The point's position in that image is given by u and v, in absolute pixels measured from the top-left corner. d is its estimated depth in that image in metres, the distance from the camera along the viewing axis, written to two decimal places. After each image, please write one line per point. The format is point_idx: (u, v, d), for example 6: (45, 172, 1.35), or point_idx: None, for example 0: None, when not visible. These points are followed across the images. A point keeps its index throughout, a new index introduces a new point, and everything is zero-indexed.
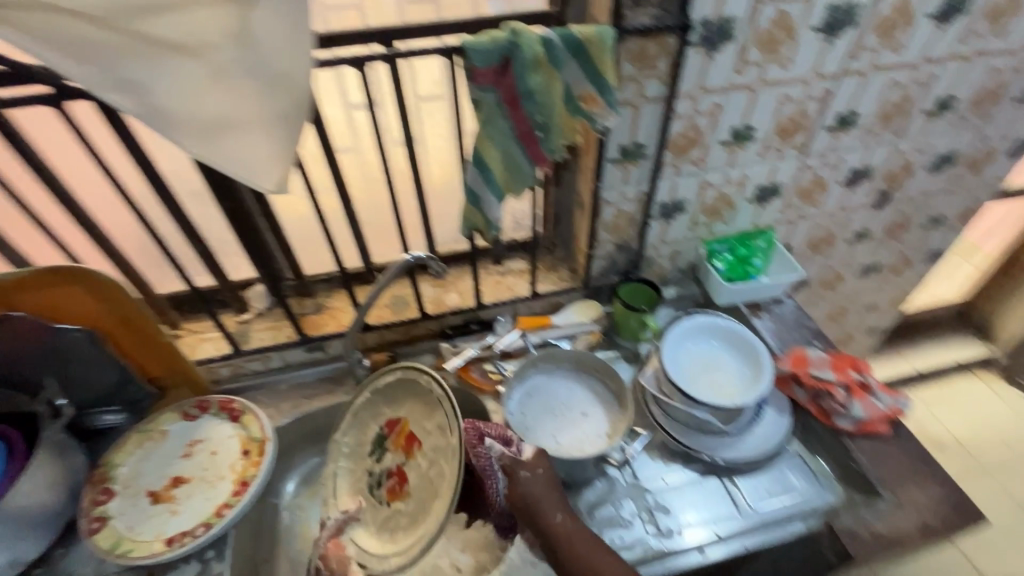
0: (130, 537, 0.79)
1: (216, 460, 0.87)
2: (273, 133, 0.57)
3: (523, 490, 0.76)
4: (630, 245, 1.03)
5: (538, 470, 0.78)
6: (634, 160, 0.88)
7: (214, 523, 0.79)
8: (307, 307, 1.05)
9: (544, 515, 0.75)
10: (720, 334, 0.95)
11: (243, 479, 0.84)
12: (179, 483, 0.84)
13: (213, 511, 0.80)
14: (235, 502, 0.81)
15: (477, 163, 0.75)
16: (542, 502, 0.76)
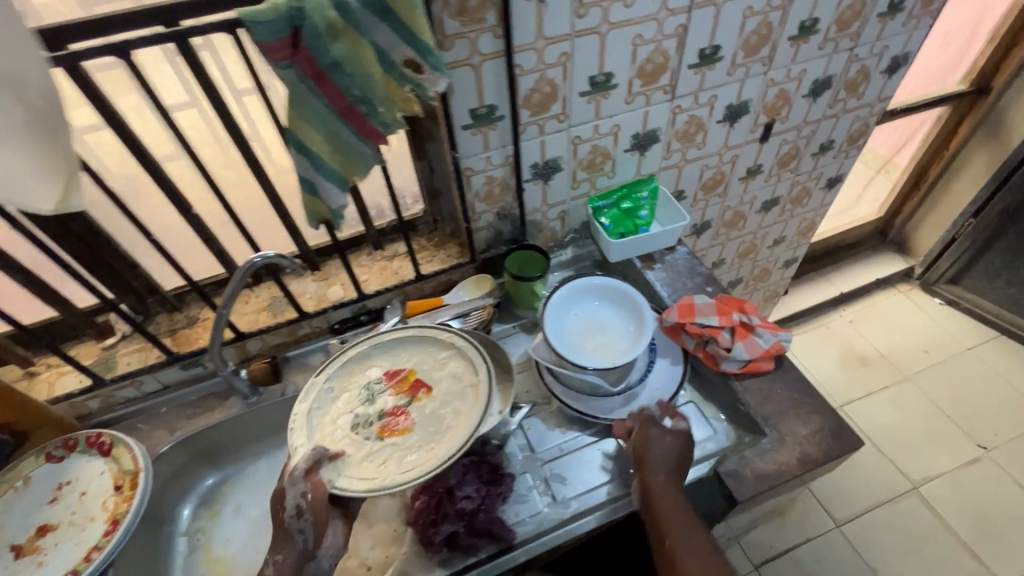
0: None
1: (85, 502, 0.81)
2: (30, 148, 0.49)
3: (642, 445, 0.76)
4: (511, 212, 0.99)
5: (667, 439, 0.77)
6: (489, 123, 0.83)
7: (82, 569, 0.74)
8: (179, 323, 0.98)
9: (651, 474, 0.73)
10: (608, 296, 0.94)
11: (114, 517, 0.78)
12: (46, 531, 0.79)
13: (83, 556, 0.75)
14: (104, 544, 0.75)
15: (299, 149, 0.69)
16: (654, 466, 0.74)
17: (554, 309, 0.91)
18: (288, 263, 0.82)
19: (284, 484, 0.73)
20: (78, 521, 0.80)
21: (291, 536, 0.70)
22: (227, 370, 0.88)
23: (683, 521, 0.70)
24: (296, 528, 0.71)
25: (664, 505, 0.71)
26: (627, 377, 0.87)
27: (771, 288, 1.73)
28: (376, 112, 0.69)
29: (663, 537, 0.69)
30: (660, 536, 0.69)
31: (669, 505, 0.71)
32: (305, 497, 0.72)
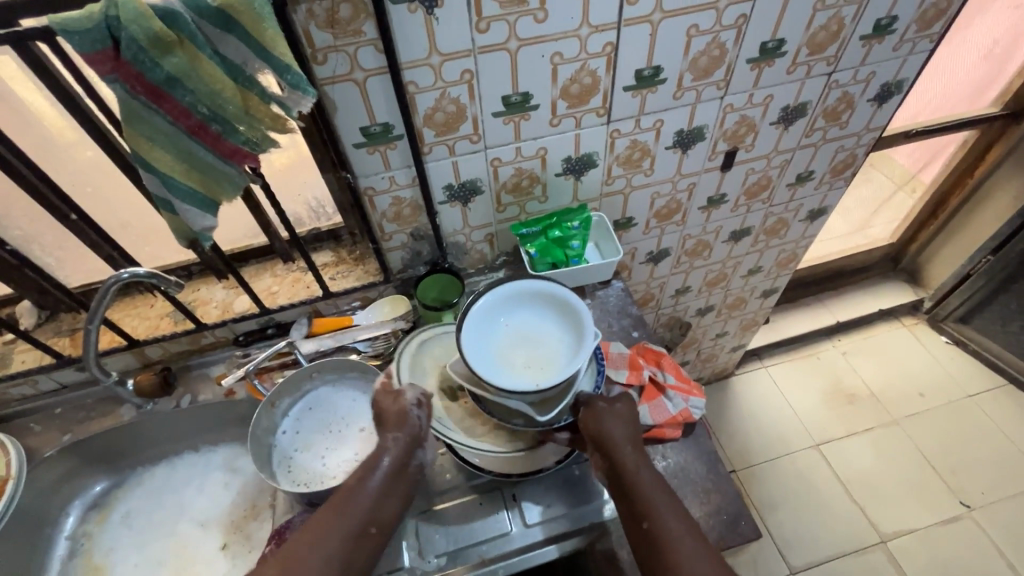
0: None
1: None
2: None
3: (598, 425, 0.70)
4: (427, 233, 0.92)
5: (623, 415, 0.72)
6: (386, 142, 0.76)
7: None
8: (81, 323, 0.95)
9: (615, 453, 0.68)
10: (550, 299, 0.80)
11: None
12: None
13: None
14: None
15: (145, 167, 0.62)
16: (616, 443, 0.69)
17: (505, 301, 0.79)
18: (162, 280, 0.77)
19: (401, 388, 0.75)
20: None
21: (409, 416, 0.73)
22: (109, 381, 0.86)
23: (660, 494, 0.65)
24: (415, 414, 0.73)
25: (637, 484, 0.66)
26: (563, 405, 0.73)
27: (749, 317, 1.61)
28: (235, 131, 0.63)
29: (644, 519, 0.63)
30: (648, 532, 0.62)
31: (640, 481, 0.66)
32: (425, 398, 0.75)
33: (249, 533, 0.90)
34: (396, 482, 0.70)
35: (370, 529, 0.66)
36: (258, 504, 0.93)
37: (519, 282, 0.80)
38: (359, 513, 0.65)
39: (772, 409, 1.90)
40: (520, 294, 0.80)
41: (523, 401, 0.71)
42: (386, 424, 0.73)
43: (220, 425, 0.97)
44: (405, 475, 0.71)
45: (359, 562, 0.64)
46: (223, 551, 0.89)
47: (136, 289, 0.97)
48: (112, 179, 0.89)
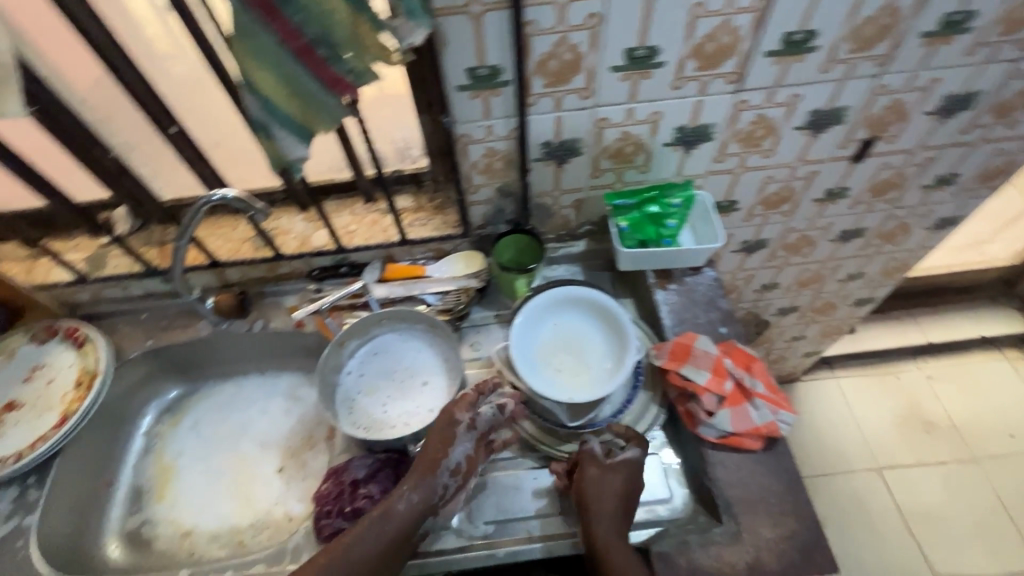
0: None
1: (50, 389, 0.86)
2: None
3: (586, 482, 0.67)
4: (514, 191, 0.86)
5: (624, 475, 0.68)
6: (491, 87, 0.69)
7: (26, 454, 0.79)
8: (169, 235, 0.97)
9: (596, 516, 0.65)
10: (597, 307, 0.77)
11: (65, 412, 0.82)
12: (13, 408, 0.84)
13: (30, 443, 0.80)
14: (50, 435, 0.80)
15: (248, 87, 0.59)
16: (601, 504, 0.65)
17: (576, 303, 0.78)
18: (249, 206, 0.77)
19: (457, 437, 0.70)
20: (40, 406, 0.85)
21: (438, 481, 0.68)
22: (191, 298, 0.89)
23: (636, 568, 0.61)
24: (442, 482, 0.68)
25: (608, 559, 0.62)
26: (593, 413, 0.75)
27: (833, 324, 1.48)
28: (341, 58, 0.59)
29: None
30: None
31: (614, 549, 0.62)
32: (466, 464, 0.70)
33: (304, 461, 0.93)
34: (403, 542, 0.65)
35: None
36: (315, 435, 0.95)
37: (592, 288, 0.77)
38: (356, 566, 0.62)
39: (835, 422, 1.78)
40: (573, 297, 0.78)
41: (554, 402, 0.72)
42: (421, 474, 0.67)
43: (287, 353, 0.99)
44: (411, 538, 0.66)
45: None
46: (280, 473, 0.92)
47: (221, 209, 0.98)
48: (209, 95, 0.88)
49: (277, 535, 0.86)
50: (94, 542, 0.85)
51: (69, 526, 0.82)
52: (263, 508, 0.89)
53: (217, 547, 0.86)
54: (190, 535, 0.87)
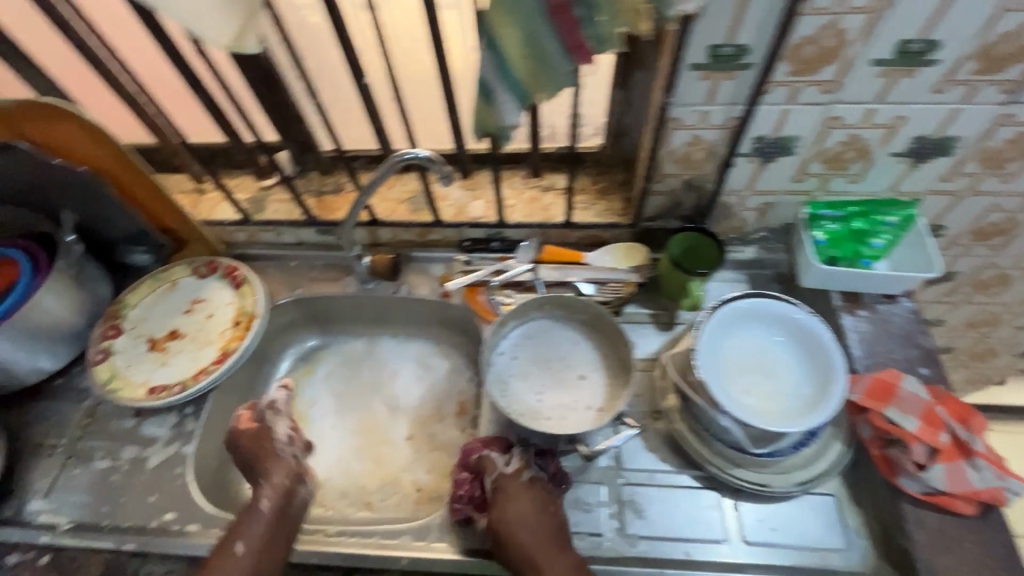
0: (123, 376, 0.83)
1: (210, 323, 0.88)
2: None
3: (503, 518, 0.65)
4: (703, 185, 0.79)
5: (528, 498, 0.67)
6: (728, 69, 0.62)
7: (189, 385, 0.81)
8: (326, 186, 0.97)
9: (525, 557, 0.63)
10: (798, 329, 0.68)
11: (224, 350, 0.84)
12: (175, 336, 0.87)
13: (192, 374, 0.82)
14: (212, 370, 0.82)
15: (488, 44, 0.56)
16: (522, 545, 0.63)
17: (772, 319, 0.69)
18: (435, 164, 0.73)
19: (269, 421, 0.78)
20: (200, 339, 0.86)
21: (280, 452, 0.75)
22: (352, 254, 0.88)
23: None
24: (286, 451, 0.76)
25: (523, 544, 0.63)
26: (781, 442, 0.67)
27: (982, 373, 1.33)
28: (594, 21, 0.54)
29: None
30: None
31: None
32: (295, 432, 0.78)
33: (432, 432, 0.91)
34: (279, 522, 0.70)
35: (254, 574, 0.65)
36: (444, 409, 0.94)
37: (786, 302, 0.69)
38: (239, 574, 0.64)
39: None
40: (770, 313, 0.69)
41: (736, 422, 0.66)
42: (258, 466, 0.74)
43: (423, 320, 0.98)
44: (287, 512, 0.71)
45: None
46: (408, 441, 0.91)
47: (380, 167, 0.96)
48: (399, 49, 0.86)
49: (404, 504, 0.85)
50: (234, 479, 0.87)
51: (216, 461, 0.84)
52: (392, 474, 0.88)
53: (345, 504, 0.86)
54: (321, 488, 0.87)
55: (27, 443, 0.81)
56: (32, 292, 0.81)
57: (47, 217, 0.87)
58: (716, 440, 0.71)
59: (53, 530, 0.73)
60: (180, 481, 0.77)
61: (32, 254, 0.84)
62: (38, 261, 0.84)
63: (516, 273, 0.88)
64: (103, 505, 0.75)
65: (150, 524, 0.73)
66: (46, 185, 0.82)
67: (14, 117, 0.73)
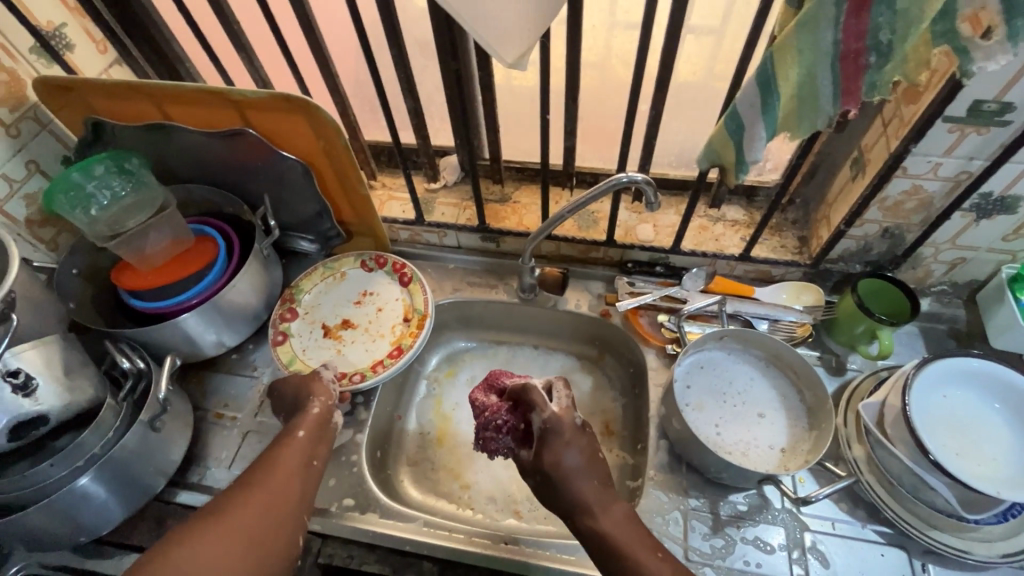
0: (302, 359, 0.87)
1: (380, 317, 0.91)
2: None
3: (557, 462, 0.65)
4: (902, 234, 0.78)
5: (581, 446, 0.66)
6: (984, 124, 0.61)
7: (367, 376, 0.84)
8: (493, 194, 0.99)
9: (576, 499, 0.63)
10: (1007, 394, 0.67)
11: (398, 344, 0.88)
12: (347, 326, 0.91)
13: (369, 365, 0.86)
14: (388, 364, 0.85)
15: (761, 82, 0.57)
16: (575, 490, 0.63)
17: (979, 381, 0.68)
18: (649, 190, 0.72)
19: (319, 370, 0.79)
20: (372, 331, 0.90)
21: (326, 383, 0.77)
22: (526, 266, 0.89)
23: (631, 541, 0.60)
24: (330, 380, 0.78)
25: (572, 487, 0.63)
26: (991, 509, 0.65)
27: None
28: (880, 69, 0.54)
29: (616, 566, 0.58)
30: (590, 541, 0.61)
31: (602, 529, 0.60)
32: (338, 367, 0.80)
33: None
34: (323, 430, 0.72)
35: (311, 462, 0.69)
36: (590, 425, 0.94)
37: (1009, 370, 0.66)
38: (298, 457, 0.68)
39: None
40: (978, 375, 0.68)
41: (948, 483, 0.63)
42: (305, 392, 0.76)
43: (573, 334, 0.98)
44: (328, 426, 0.73)
45: (308, 488, 0.66)
46: None
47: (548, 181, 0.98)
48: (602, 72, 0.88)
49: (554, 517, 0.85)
50: (389, 471, 0.89)
51: (377, 452, 0.87)
52: None
53: (494, 508, 0.87)
54: (470, 489, 0.88)
55: (208, 414, 0.85)
56: (232, 271, 0.86)
57: (244, 200, 0.92)
58: (913, 497, 0.69)
59: None
60: (356, 469, 0.79)
61: (228, 235, 0.89)
62: (232, 240, 0.89)
63: (705, 306, 0.85)
64: None
65: (330, 508, 0.76)
66: (254, 170, 0.87)
67: (250, 107, 0.77)
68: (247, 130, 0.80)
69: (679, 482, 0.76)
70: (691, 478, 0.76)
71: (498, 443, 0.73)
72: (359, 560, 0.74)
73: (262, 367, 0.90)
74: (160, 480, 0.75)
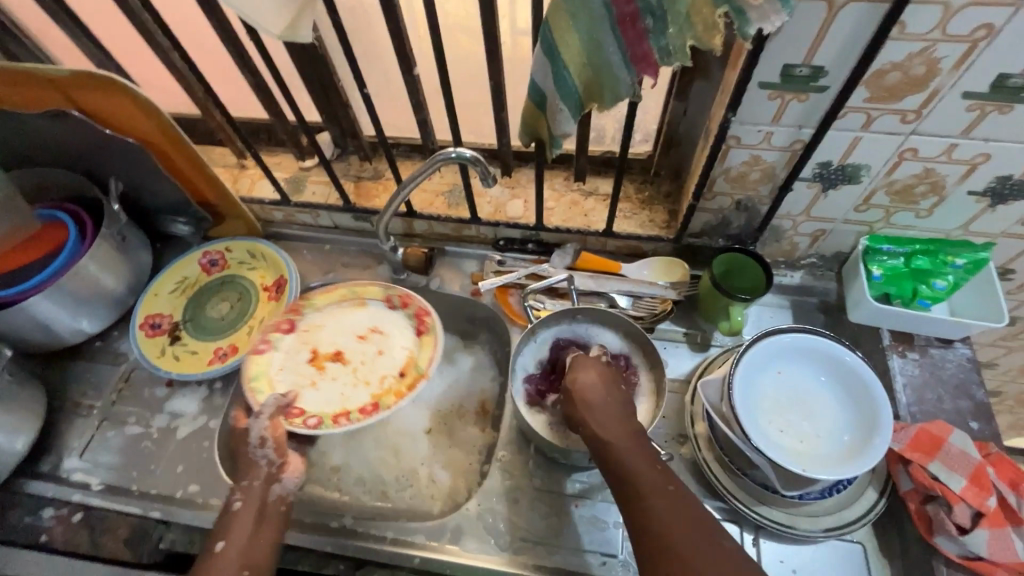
0: (268, 378, 0.82)
1: (377, 360, 0.86)
2: None
3: (580, 380, 0.64)
4: (755, 207, 0.75)
5: (608, 375, 0.65)
6: (800, 90, 0.58)
7: (325, 425, 0.79)
8: (365, 172, 0.96)
9: (595, 420, 0.61)
10: (836, 369, 0.65)
11: (377, 403, 0.81)
12: (337, 359, 0.86)
13: (334, 414, 0.80)
14: (354, 419, 0.80)
15: (546, 50, 0.53)
16: (590, 408, 0.62)
17: (810, 356, 0.66)
18: (483, 169, 0.71)
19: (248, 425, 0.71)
20: (359, 374, 0.85)
21: (256, 459, 0.68)
22: (386, 245, 0.87)
23: (650, 476, 0.56)
24: (260, 454, 0.69)
25: (597, 412, 0.61)
26: (812, 485, 0.64)
27: None
28: (662, 32, 0.50)
29: (620, 472, 0.57)
30: (612, 468, 0.58)
31: (619, 449, 0.58)
32: (269, 432, 0.71)
33: (452, 429, 0.90)
34: (260, 522, 0.64)
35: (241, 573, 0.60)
36: (466, 406, 0.92)
37: (835, 342, 0.65)
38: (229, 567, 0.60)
39: None
40: (808, 351, 0.66)
41: (765, 460, 0.62)
42: (239, 473, 0.68)
43: (452, 315, 0.96)
44: (269, 507, 0.66)
45: None
46: (427, 435, 0.90)
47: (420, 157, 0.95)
48: (457, 42, 0.84)
49: (420, 498, 0.85)
50: None
51: None
52: (409, 467, 0.87)
53: (362, 491, 0.86)
54: (339, 472, 0.87)
55: (66, 402, 0.84)
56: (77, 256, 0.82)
57: (97, 185, 0.89)
58: (743, 473, 0.68)
59: (86, 489, 0.77)
60: (206, 454, 0.79)
61: (81, 219, 0.86)
62: (84, 225, 0.86)
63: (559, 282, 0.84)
64: (133, 470, 0.78)
65: (176, 494, 0.76)
66: (97, 153, 0.84)
67: (68, 86, 0.73)
68: (71, 111, 0.76)
69: (525, 463, 0.75)
70: (537, 459, 0.75)
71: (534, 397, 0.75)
72: (200, 545, 0.74)
73: (124, 353, 0.89)
74: (4, 470, 0.75)
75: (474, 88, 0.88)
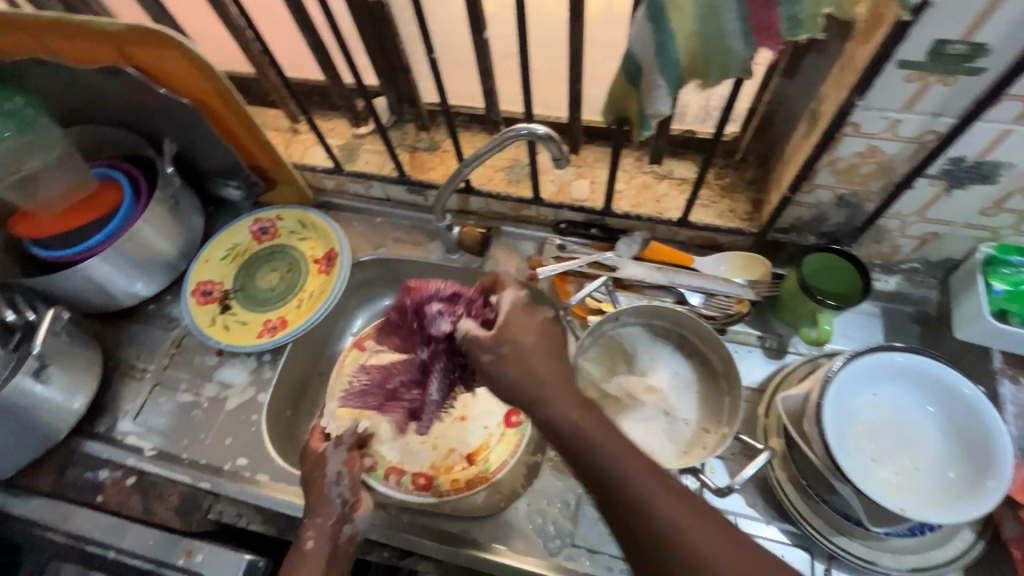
0: (355, 385, 0.83)
1: (458, 422, 0.80)
2: None
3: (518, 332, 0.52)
4: (860, 203, 0.66)
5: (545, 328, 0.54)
6: (947, 72, 0.49)
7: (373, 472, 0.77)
8: (421, 142, 0.90)
9: (547, 401, 0.50)
10: (943, 395, 0.58)
11: (432, 480, 0.76)
12: None
13: (389, 466, 0.77)
14: (403, 484, 0.76)
15: (651, 15, 0.46)
16: (539, 379, 0.51)
17: (913, 378, 0.59)
18: (556, 148, 0.64)
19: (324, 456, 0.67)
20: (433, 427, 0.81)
21: (328, 496, 0.64)
22: (441, 223, 0.82)
23: (635, 468, 0.47)
24: (334, 493, 0.65)
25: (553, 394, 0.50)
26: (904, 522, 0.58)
27: None
28: None
29: (607, 474, 0.47)
30: (591, 470, 0.48)
31: (597, 446, 0.48)
32: (347, 468, 0.66)
33: None
34: (330, 561, 0.62)
35: None
36: None
37: (946, 367, 0.58)
38: None
39: None
40: (912, 372, 0.59)
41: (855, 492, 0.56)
42: (307, 505, 0.65)
43: None
44: (339, 550, 0.63)
45: None
46: None
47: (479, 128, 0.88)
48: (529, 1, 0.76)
49: None
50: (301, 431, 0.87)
51: (287, 411, 0.84)
52: None
53: None
54: None
55: (120, 364, 0.85)
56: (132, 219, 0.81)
57: (151, 145, 0.87)
58: (822, 501, 0.62)
59: (139, 454, 0.78)
60: (253, 428, 0.78)
61: (136, 180, 0.85)
62: (140, 187, 0.84)
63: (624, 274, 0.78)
64: (184, 438, 0.78)
65: (224, 466, 0.76)
66: (151, 112, 0.81)
67: (123, 41, 0.70)
68: (126, 67, 0.73)
69: None
70: None
71: (433, 317, 0.60)
72: (247, 519, 0.74)
73: (176, 319, 0.88)
74: (63, 429, 0.76)
75: (544, 53, 0.80)
